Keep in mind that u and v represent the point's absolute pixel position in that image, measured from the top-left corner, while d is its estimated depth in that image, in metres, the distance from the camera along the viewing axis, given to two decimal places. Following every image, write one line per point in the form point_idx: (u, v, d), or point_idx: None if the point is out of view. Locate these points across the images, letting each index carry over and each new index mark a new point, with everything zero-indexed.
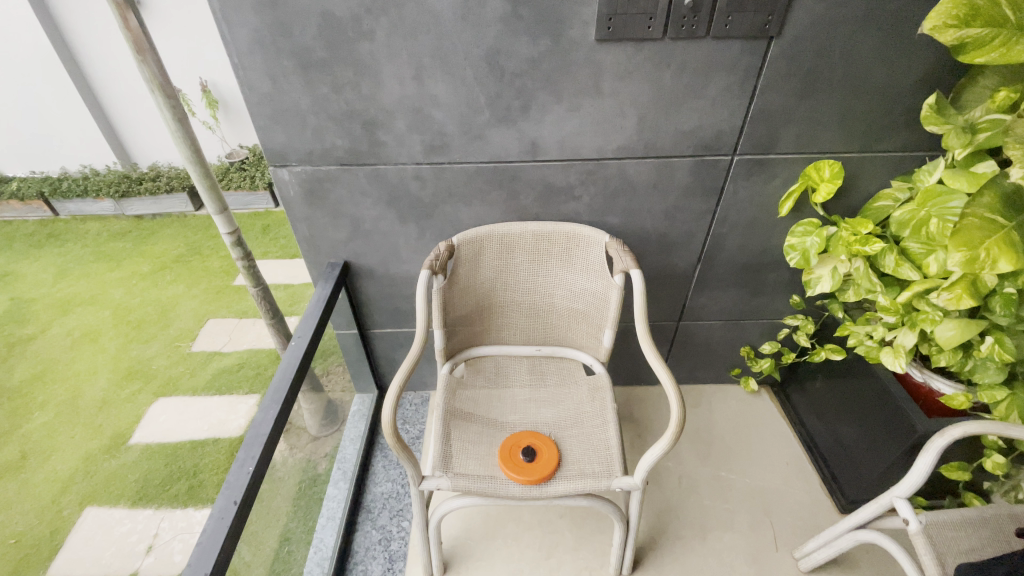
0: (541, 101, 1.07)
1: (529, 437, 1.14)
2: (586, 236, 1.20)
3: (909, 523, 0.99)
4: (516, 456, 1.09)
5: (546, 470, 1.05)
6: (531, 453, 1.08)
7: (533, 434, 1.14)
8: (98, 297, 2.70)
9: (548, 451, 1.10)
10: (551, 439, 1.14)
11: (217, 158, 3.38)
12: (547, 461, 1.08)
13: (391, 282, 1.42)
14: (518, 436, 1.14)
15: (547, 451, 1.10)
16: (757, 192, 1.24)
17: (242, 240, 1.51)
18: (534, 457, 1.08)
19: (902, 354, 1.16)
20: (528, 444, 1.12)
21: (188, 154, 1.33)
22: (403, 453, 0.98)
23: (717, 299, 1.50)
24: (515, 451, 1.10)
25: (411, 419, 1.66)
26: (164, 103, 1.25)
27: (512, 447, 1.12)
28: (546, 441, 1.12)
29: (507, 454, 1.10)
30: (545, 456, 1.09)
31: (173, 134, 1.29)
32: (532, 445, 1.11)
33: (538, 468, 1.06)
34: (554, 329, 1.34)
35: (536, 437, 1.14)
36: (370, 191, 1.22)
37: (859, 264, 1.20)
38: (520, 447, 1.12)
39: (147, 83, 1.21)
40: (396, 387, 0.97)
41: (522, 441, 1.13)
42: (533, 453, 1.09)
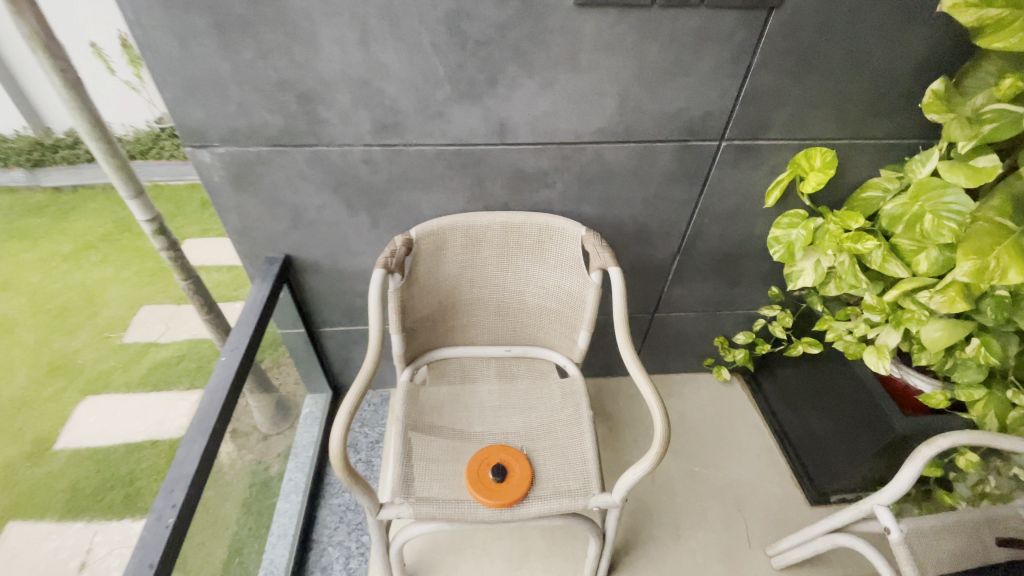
0: (510, 74, 0.92)
1: (499, 453, 1.05)
2: (560, 229, 1.08)
3: (890, 532, 0.96)
4: (485, 475, 1.00)
5: (518, 492, 0.97)
6: (501, 472, 0.99)
7: (504, 450, 1.06)
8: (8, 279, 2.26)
9: (520, 469, 1.01)
10: (523, 454, 1.05)
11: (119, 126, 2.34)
12: (519, 481, 0.99)
13: (341, 277, 1.26)
14: (488, 453, 1.05)
15: (518, 469, 1.01)
16: (743, 180, 1.15)
17: (165, 227, 1.31)
18: (505, 476, 0.99)
19: (886, 355, 1.12)
20: (498, 461, 1.03)
21: (88, 129, 1.10)
22: (356, 484, 0.86)
23: (694, 291, 1.43)
24: (484, 470, 1.01)
25: (369, 421, 1.53)
26: (50, 66, 1.02)
27: (481, 465, 1.02)
28: (518, 458, 1.04)
29: (475, 473, 1.01)
30: (517, 475, 1.00)
31: (65, 104, 1.07)
32: (503, 463, 1.02)
33: (510, 490, 0.97)
34: (525, 329, 1.22)
35: (506, 453, 1.05)
36: (311, 175, 1.05)
37: (845, 259, 1.14)
38: (489, 465, 1.02)
39: (26, 41, 0.98)
40: (347, 410, 0.85)
41: (491, 457, 1.04)
42: (504, 472, 1.00)
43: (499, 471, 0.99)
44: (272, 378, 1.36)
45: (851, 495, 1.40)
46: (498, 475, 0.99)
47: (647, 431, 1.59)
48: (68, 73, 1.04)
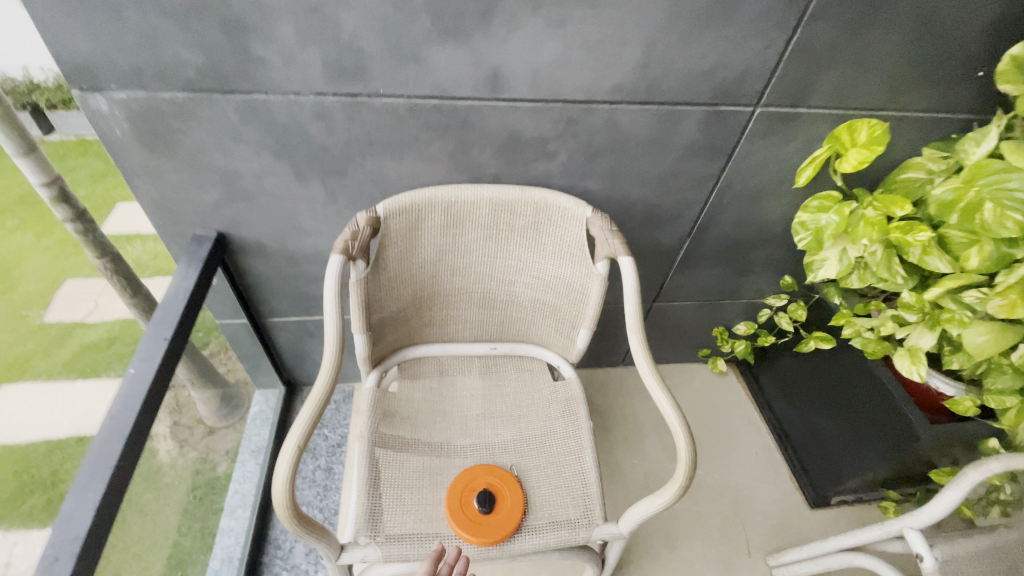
0: (508, 9, 0.71)
1: (487, 474, 0.88)
2: (561, 209, 0.89)
3: (922, 559, 0.86)
4: (469, 505, 0.84)
5: (506, 528, 0.82)
6: (489, 502, 0.83)
7: (492, 471, 0.89)
8: None
9: (510, 498, 0.85)
10: (513, 476, 0.89)
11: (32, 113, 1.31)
12: (507, 513, 0.84)
13: (290, 260, 1.04)
14: (472, 475, 0.88)
15: (508, 497, 0.86)
16: (772, 156, 0.98)
17: (68, 192, 1.03)
18: (492, 507, 0.83)
19: (920, 360, 0.99)
20: (485, 486, 0.86)
21: None
22: (313, 532, 0.68)
23: (699, 279, 1.27)
24: (468, 497, 0.85)
25: (330, 422, 1.34)
26: None
27: (465, 491, 0.86)
28: (508, 482, 0.88)
29: (457, 502, 0.84)
30: (506, 506, 0.84)
31: None
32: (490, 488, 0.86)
33: (497, 524, 0.82)
34: (515, 324, 1.04)
35: (495, 475, 0.88)
36: (246, 134, 0.82)
37: (877, 249, 1.00)
38: (474, 489, 0.86)
39: None
40: (294, 445, 0.67)
41: (477, 482, 0.87)
42: (492, 501, 0.84)
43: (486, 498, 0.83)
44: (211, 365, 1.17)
45: (852, 496, 1.31)
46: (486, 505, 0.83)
47: (639, 428, 1.47)
48: None
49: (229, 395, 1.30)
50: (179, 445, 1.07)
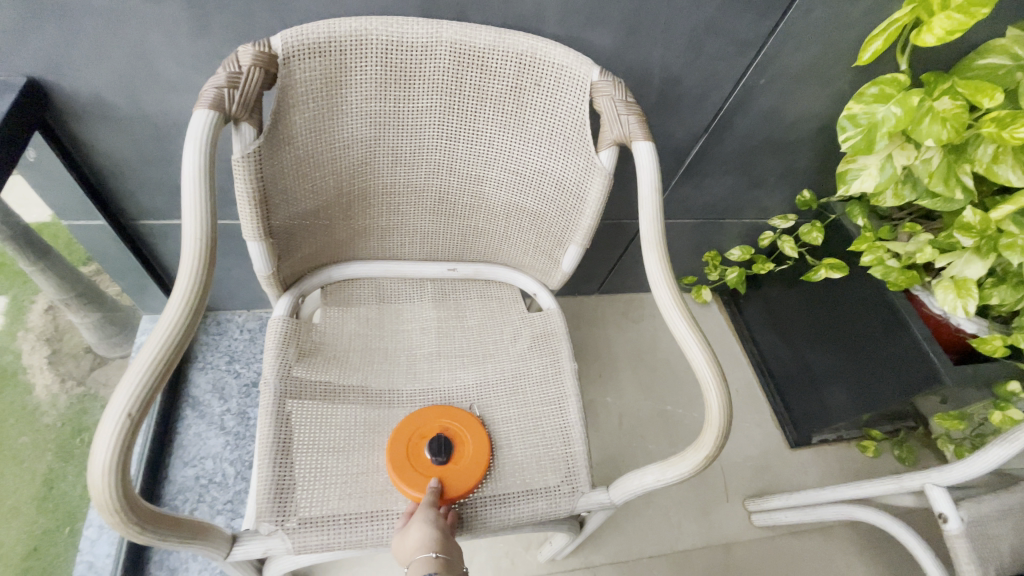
0: None
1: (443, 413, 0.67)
2: (555, 67, 0.61)
3: (944, 520, 0.74)
4: (420, 457, 0.63)
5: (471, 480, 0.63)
6: (445, 451, 0.63)
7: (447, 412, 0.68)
8: None
9: (473, 443, 0.65)
10: (474, 417, 0.68)
11: None
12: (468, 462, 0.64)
13: (157, 132, 0.72)
14: (422, 420, 0.66)
15: (470, 443, 0.66)
16: (838, 15, 0.73)
17: None
18: (451, 456, 0.64)
19: (968, 293, 0.82)
20: (439, 430, 0.66)
21: None
22: (170, 534, 0.45)
23: (704, 191, 1.05)
24: (419, 447, 0.64)
25: (242, 355, 1.08)
26: None
27: (413, 441, 0.64)
28: (467, 425, 0.67)
29: (404, 453, 0.63)
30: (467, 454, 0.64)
31: None
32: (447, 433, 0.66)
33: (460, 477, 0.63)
34: (482, 237, 0.78)
35: (451, 418, 0.67)
36: None
37: (934, 156, 0.81)
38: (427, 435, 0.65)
39: None
40: (124, 412, 0.41)
41: (429, 428, 0.66)
42: (450, 448, 0.64)
43: (440, 446, 0.63)
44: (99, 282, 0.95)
45: (833, 435, 1.25)
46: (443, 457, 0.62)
47: (614, 362, 1.30)
48: None
49: (119, 318, 1.02)
50: (60, 378, 0.92)
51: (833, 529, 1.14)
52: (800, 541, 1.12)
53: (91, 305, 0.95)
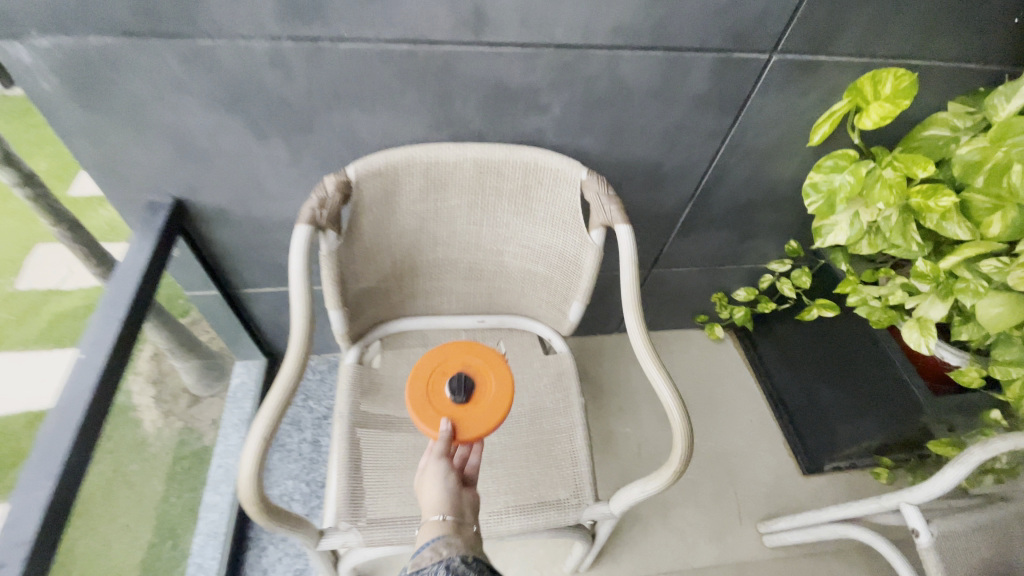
0: None
1: (466, 350, 0.73)
2: (552, 170, 0.81)
3: (917, 534, 0.84)
4: (440, 394, 0.69)
5: (497, 413, 0.66)
6: (468, 387, 0.68)
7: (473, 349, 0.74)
8: None
9: (495, 381, 0.70)
10: (501, 359, 0.73)
11: None
12: (494, 394, 0.68)
13: (259, 228, 0.96)
14: (443, 357, 0.73)
15: (492, 383, 0.70)
16: (789, 109, 0.89)
17: (11, 152, 0.92)
18: (474, 391, 0.68)
19: (930, 331, 0.94)
20: (461, 368, 0.71)
21: None
22: (284, 523, 0.65)
23: (700, 244, 1.20)
24: (439, 384, 0.70)
25: (314, 393, 1.30)
26: None
27: (433, 380, 0.70)
28: (494, 363, 0.72)
29: (426, 391, 0.69)
30: (492, 389, 0.69)
31: None
32: (470, 371, 0.71)
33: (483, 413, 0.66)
34: (505, 295, 0.98)
35: (475, 356, 0.73)
36: (194, 85, 0.71)
37: (892, 214, 0.93)
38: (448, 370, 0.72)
39: None
40: (260, 435, 0.62)
41: (450, 364, 0.72)
42: (474, 384, 0.69)
43: (461, 381, 0.68)
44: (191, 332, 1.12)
45: (846, 463, 1.31)
46: (463, 393, 0.67)
47: (633, 396, 1.44)
48: None
49: (212, 364, 1.24)
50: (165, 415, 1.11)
51: (845, 552, 1.21)
52: (813, 564, 1.19)
53: (189, 352, 1.14)
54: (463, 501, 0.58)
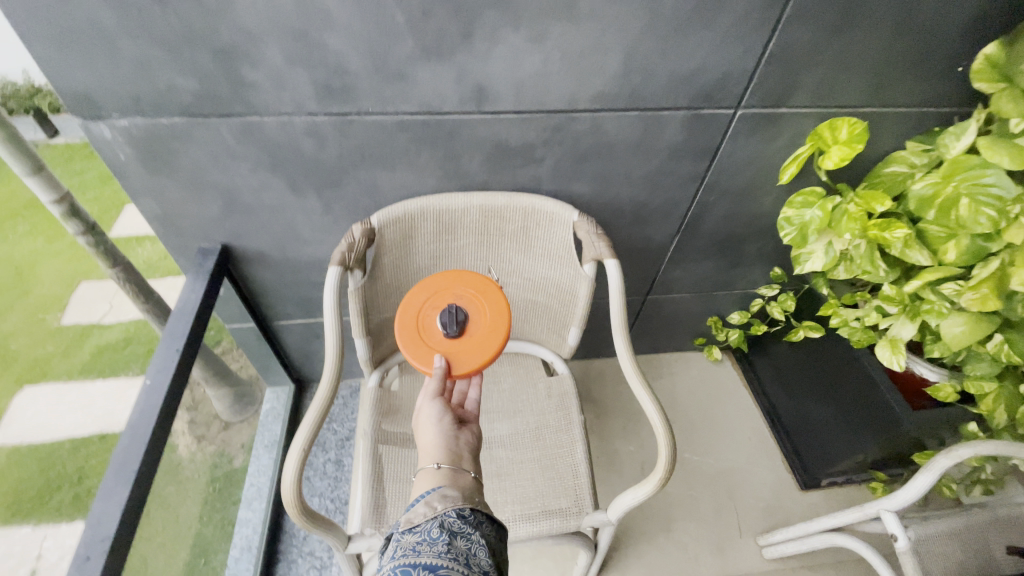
0: (489, 25, 0.72)
1: (455, 282, 0.83)
2: (548, 213, 0.92)
3: (896, 539, 0.91)
4: (433, 330, 0.79)
5: (502, 330, 0.77)
6: (458, 317, 0.77)
7: (465, 279, 0.85)
8: None
9: (484, 301, 0.80)
10: (490, 282, 0.83)
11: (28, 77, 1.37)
12: (494, 310, 0.79)
13: (292, 267, 1.09)
14: (430, 291, 0.83)
15: (484, 304, 0.80)
16: (758, 153, 1.00)
17: (78, 207, 1.11)
18: (467, 318, 0.78)
19: (901, 350, 1.03)
20: (451, 299, 0.81)
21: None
22: (320, 526, 0.75)
23: (690, 272, 1.30)
24: (431, 321, 0.80)
25: (338, 416, 1.41)
26: None
27: (424, 317, 0.80)
28: (482, 289, 0.82)
29: (420, 328, 0.79)
30: (485, 309, 0.80)
31: None
32: (460, 300, 0.81)
33: (483, 336, 0.77)
34: (510, 323, 1.09)
35: (462, 285, 0.83)
36: (244, 152, 0.84)
37: (861, 244, 1.02)
38: (438, 304, 0.82)
39: None
40: (300, 447, 0.72)
41: (442, 295, 0.82)
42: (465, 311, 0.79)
43: (451, 313, 0.77)
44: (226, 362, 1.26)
45: (842, 477, 1.37)
46: (454, 323, 0.76)
47: (635, 416, 1.51)
48: None
49: (242, 391, 1.37)
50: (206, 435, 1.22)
51: (844, 564, 1.25)
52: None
53: (220, 382, 1.27)
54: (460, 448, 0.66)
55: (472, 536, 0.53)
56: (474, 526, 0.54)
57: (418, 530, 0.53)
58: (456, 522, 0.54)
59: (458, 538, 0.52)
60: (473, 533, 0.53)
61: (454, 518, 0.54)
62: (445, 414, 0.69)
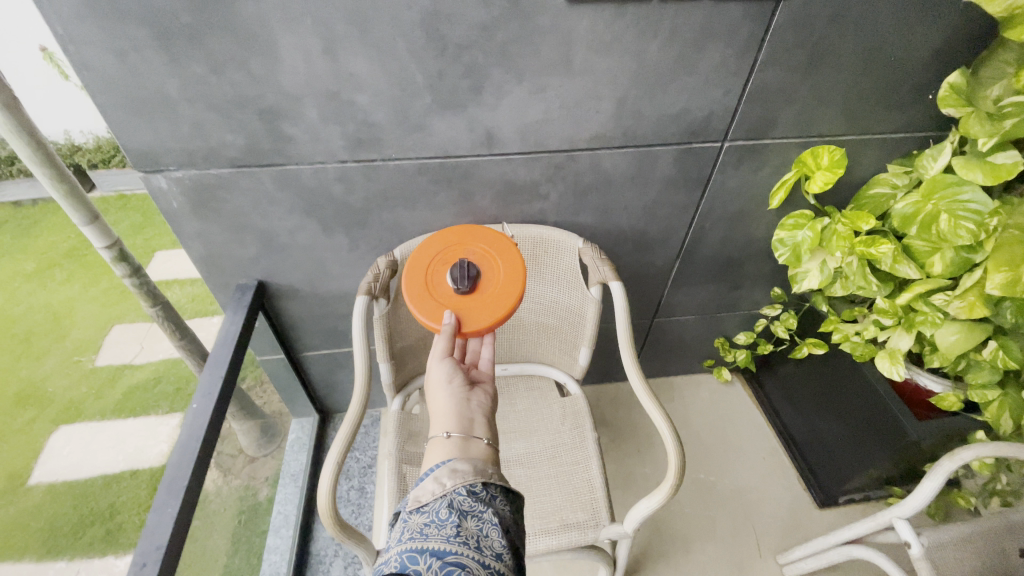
0: (497, 81, 0.83)
1: (465, 241, 0.88)
2: (555, 241, 1.01)
3: (909, 546, 0.92)
4: (439, 285, 0.81)
5: (518, 284, 0.80)
6: (471, 272, 0.80)
7: (474, 238, 0.89)
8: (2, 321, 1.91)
9: (500, 260, 0.84)
10: (501, 240, 0.88)
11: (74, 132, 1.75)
12: (508, 264, 0.83)
13: (321, 301, 1.18)
14: (439, 247, 0.87)
15: (497, 261, 0.84)
16: (747, 181, 1.09)
17: (126, 252, 1.20)
18: (478, 272, 0.82)
19: (899, 360, 1.07)
20: (460, 257, 0.85)
21: (58, 188, 1.05)
22: (350, 538, 0.80)
23: (693, 294, 1.37)
24: (436, 276, 0.83)
25: (360, 445, 1.47)
26: (42, 163, 1.01)
27: (430, 272, 0.84)
28: (496, 248, 0.86)
29: (426, 284, 0.82)
30: (500, 264, 0.84)
31: (55, 186, 1.04)
32: (470, 257, 0.85)
33: (497, 290, 0.80)
34: (522, 345, 1.16)
35: (473, 244, 0.87)
36: (282, 198, 0.94)
37: (853, 260, 1.08)
38: (448, 259, 0.86)
39: (28, 158, 1.00)
40: (334, 460, 0.80)
41: (449, 253, 0.86)
42: (477, 266, 0.83)
43: (463, 268, 0.80)
44: (254, 398, 1.34)
45: (859, 494, 1.38)
46: (467, 278, 0.79)
47: (648, 438, 1.54)
48: (57, 166, 1.03)
49: (267, 425, 1.44)
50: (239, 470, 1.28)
51: None
52: None
53: (248, 417, 1.34)
54: (473, 411, 0.69)
55: (483, 514, 0.56)
56: (484, 504, 0.57)
57: (427, 510, 0.56)
58: (465, 501, 0.57)
59: (468, 518, 0.55)
60: (485, 512, 0.56)
61: (463, 497, 0.57)
62: (455, 374, 0.71)
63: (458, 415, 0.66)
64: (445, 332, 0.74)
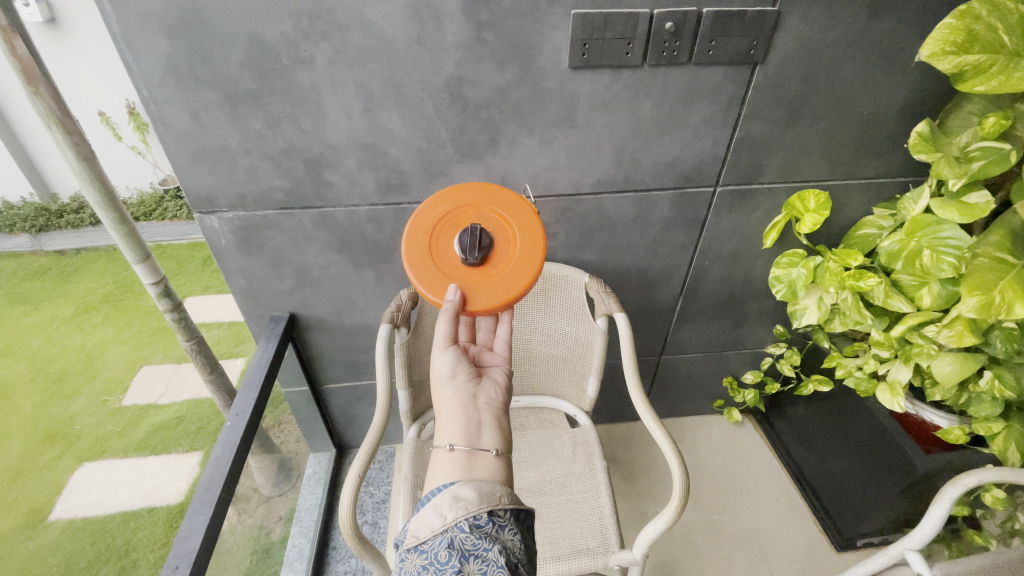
0: (510, 134, 0.95)
1: (480, 202, 0.86)
2: (564, 277, 1.10)
3: None
4: (446, 257, 0.82)
5: (532, 265, 0.81)
6: (482, 242, 0.80)
7: (491, 198, 0.87)
8: (39, 363, 2.02)
9: (518, 228, 0.85)
10: (518, 204, 0.87)
11: (150, 187, 2.62)
12: (525, 235, 0.84)
13: (346, 333, 1.26)
14: (452, 207, 0.86)
15: (512, 228, 0.85)
16: (741, 223, 1.17)
17: (170, 289, 1.30)
18: (491, 240, 0.82)
19: (899, 392, 1.11)
20: (472, 221, 0.85)
21: (118, 230, 1.16)
22: (365, 549, 0.85)
23: (698, 332, 1.42)
24: (447, 243, 0.83)
25: (374, 480, 1.50)
26: (107, 209, 1.13)
27: (439, 237, 0.84)
28: (514, 214, 0.86)
29: (434, 253, 0.82)
30: (517, 233, 0.84)
31: (116, 228, 1.15)
32: (483, 221, 0.85)
33: (509, 269, 0.81)
34: (533, 377, 1.22)
35: (489, 206, 0.86)
36: (319, 237, 1.05)
37: (847, 296, 1.12)
38: (460, 220, 0.86)
39: (96, 205, 1.11)
40: (355, 474, 0.86)
41: (462, 216, 0.86)
42: (491, 234, 0.83)
43: (475, 236, 0.80)
44: (273, 437, 1.39)
45: (877, 538, 1.37)
46: (476, 248, 0.79)
47: (661, 478, 1.54)
48: (120, 212, 1.15)
49: (284, 465, 1.48)
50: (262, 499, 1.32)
51: None
52: None
53: (268, 455, 1.38)
54: (480, 414, 0.72)
55: (487, 555, 0.54)
56: (489, 540, 0.56)
57: (427, 548, 0.56)
58: (467, 538, 0.55)
59: (470, 560, 0.54)
60: (489, 552, 0.54)
61: (464, 535, 0.56)
62: (459, 367, 0.76)
63: (463, 424, 0.69)
64: (447, 313, 0.76)
